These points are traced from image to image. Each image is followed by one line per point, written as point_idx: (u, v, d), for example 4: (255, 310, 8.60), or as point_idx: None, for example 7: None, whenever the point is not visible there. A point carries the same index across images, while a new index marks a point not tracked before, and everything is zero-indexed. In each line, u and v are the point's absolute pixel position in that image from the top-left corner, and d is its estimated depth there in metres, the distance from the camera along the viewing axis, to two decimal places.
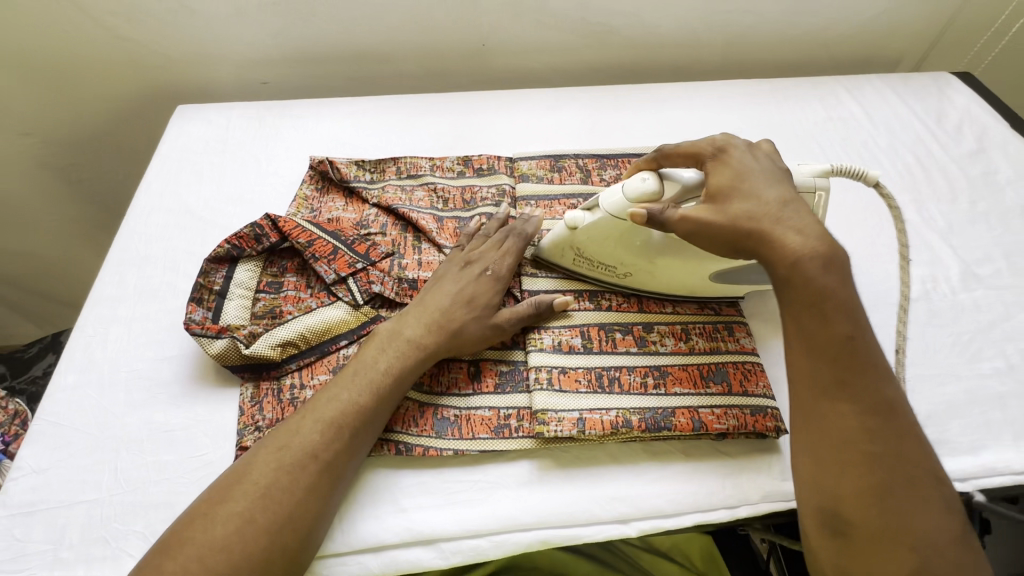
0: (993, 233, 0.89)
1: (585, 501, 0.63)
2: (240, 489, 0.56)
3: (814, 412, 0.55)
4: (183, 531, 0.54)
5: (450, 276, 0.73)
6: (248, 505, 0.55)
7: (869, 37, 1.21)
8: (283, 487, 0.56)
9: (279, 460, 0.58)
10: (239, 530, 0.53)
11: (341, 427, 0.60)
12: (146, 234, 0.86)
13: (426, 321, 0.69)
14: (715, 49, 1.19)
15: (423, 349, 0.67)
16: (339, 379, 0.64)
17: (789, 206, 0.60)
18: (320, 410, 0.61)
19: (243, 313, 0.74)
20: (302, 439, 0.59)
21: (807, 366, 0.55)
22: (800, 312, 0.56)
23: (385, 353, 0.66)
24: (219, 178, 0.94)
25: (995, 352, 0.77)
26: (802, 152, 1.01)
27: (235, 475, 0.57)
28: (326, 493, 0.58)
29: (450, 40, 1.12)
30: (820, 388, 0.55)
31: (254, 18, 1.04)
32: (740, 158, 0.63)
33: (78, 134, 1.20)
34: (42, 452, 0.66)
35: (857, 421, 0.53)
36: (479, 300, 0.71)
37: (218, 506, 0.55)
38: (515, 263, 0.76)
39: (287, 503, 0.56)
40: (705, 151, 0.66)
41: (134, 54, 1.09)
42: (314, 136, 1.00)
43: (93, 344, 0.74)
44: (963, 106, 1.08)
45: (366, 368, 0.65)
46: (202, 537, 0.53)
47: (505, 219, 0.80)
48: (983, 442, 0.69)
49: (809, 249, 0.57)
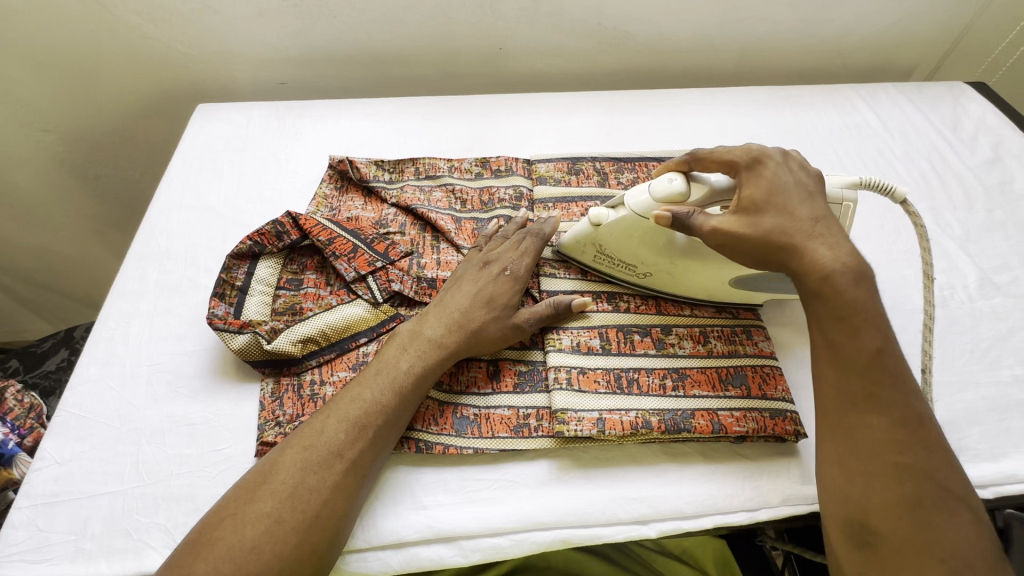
0: (1010, 241, 0.89)
1: (605, 502, 0.63)
2: (266, 490, 0.56)
3: (842, 425, 0.55)
4: (213, 531, 0.54)
5: (469, 276, 0.74)
6: (276, 505, 0.55)
7: (883, 46, 1.22)
8: (310, 486, 0.57)
9: (305, 459, 0.58)
10: (269, 530, 0.54)
11: (365, 426, 0.61)
12: (167, 229, 0.87)
13: (447, 321, 0.69)
14: (729, 56, 1.20)
15: (445, 348, 0.67)
16: (362, 378, 0.64)
17: (825, 223, 0.60)
18: (342, 409, 0.61)
19: (263, 309, 0.74)
20: (326, 439, 0.59)
21: (836, 379, 0.56)
22: (828, 325, 0.57)
23: (407, 353, 0.66)
24: (239, 177, 0.95)
25: (1014, 359, 0.77)
26: (817, 159, 1.01)
27: (262, 475, 0.57)
28: (352, 492, 0.58)
29: (467, 44, 1.13)
30: (847, 400, 0.55)
31: (275, 18, 1.06)
32: (772, 172, 0.62)
33: (97, 132, 1.22)
34: (64, 444, 0.66)
35: (885, 432, 0.53)
36: (498, 300, 0.71)
37: (246, 506, 0.55)
38: (533, 264, 0.75)
39: (315, 503, 0.56)
40: (734, 160, 0.65)
41: (155, 53, 1.11)
42: (333, 136, 1.01)
43: (115, 338, 0.75)
44: (979, 115, 1.08)
45: (388, 367, 0.65)
46: (232, 538, 0.53)
47: (523, 222, 0.81)
48: (1004, 450, 0.69)
49: (840, 266, 0.57)
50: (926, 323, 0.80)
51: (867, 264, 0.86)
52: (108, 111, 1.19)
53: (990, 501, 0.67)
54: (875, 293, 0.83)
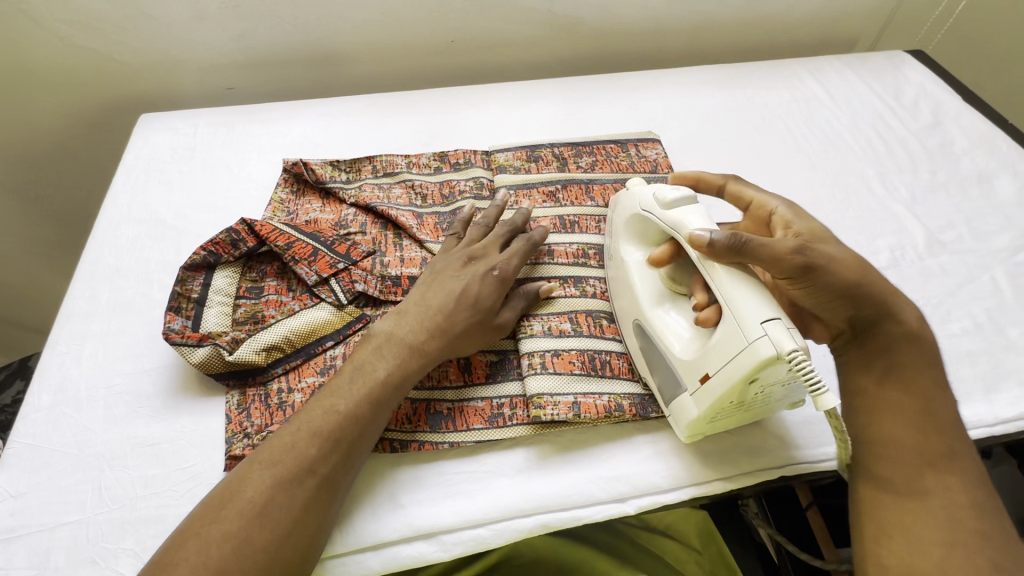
0: (953, 201, 0.94)
1: (583, 483, 0.64)
2: (233, 508, 0.53)
3: (920, 485, 0.55)
4: (174, 553, 0.51)
5: (450, 272, 0.71)
6: (244, 524, 0.52)
7: (826, 20, 1.25)
8: (281, 503, 0.54)
9: (275, 475, 0.56)
10: (235, 551, 0.51)
11: (339, 439, 0.59)
12: (116, 246, 0.83)
13: (427, 324, 0.67)
14: (680, 35, 1.21)
15: (424, 354, 0.65)
16: (335, 388, 0.62)
17: (902, 298, 0.62)
18: (314, 421, 0.59)
19: (223, 320, 0.72)
20: (297, 454, 0.57)
21: (908, 435, 0.57)
22: (876, 382, 0.60)
23: (384, 359, 0.64)
24: (189, 186, 0.92)
25: (962, 312, 0.80)
26: (770, 132, 1.03)
27: (228, 492, 0.55)
28: (325, 507, 0.57)
29: (418, 37, 1.11)
30: (921, 459, 0.56)
31: (217, 21, 1.02)
32: (819, 230, 0.61)
33: (34, 150, 1.16)
34: (19, 476, 0.63)
35: (937, 471, 0.55)
36: (482, 301, 0.68)
37: (209, 527, 0.52)
38: (521, 262, 0.73)
39: (286, 520, 0.54)
40: (771, 215, 0.65)
41: (91, 63, 1.06)
42: (286, 139, 0.99)
43: (67, 361, 0.72)
44: (919, 82, 1.13)
45: (364, 375, 0.63)
46: (195, 560, 0.50)
47: (501, 209, 0.78)
48: (958, 399, 0.72)
49: (913, 334, 0.60)
50: None
51: None
52: (47, 129, 1.14)
53: None
54: None
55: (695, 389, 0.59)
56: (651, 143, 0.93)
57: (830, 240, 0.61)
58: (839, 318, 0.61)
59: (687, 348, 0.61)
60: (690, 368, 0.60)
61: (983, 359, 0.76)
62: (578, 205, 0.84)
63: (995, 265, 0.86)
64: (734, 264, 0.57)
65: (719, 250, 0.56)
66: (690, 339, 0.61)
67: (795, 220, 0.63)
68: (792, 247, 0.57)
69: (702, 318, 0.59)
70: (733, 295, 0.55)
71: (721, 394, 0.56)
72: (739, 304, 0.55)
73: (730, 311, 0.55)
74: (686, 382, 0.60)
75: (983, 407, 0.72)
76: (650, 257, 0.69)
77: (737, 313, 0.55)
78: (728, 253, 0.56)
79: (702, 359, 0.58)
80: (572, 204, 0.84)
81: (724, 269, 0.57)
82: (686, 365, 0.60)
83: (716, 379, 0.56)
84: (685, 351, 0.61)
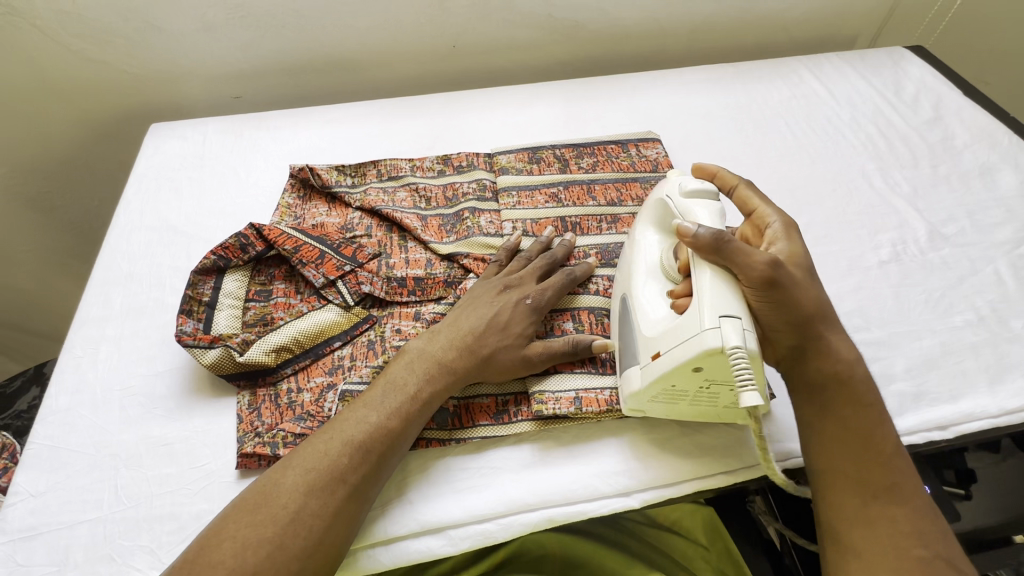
0: (955, 194, 0.94)
1: (588, 477, 0.65)
2: (267, 512, 0.54)
3: (862, 514, 0.55)
4: (209, 555, 0.51)
5: (484, 297, 0.71)
6: (278, 530, 0.53)
7: (826, 17, 1.26)
8: (313, 510, 0.55)
9: (309, 482, 0.56)
10: (269, 557, 0.52)
11: (369, 450, 0.59)
12: (129, 252, 0.85)
13: (457, 342, 0.67)
14: (679, 35, 1.22)
15: (451, 370, 0.65)
16: (368, 400, 0.63)
17: (844, 336, 0.62)
18: (345, 432, 0.60)
19: (233, 322, 0.74)
20: (330, 462, 0.57)
21: (843, 458, 0.57)
22: (815, 413, 0.60)
23: (414, 374, 0.64)
24: (199, 193, 0.94)
25: (965, 305, 0.81)
26: (770, 130, 1.04)
27: (261, 495, 0.55)
28: (353, 518, 0.57)
29: (420, 44, 1.13)
30: (862, 487, 0.56)
31: (223, 32, 1.05)
32: (799, 255, 0.62)
33: (48, 160, 1.18)
34: (38, 476, 0.65)
35: (881, 502, 0.55)
36: (514, 327, 0.69)
37: (246, 530, 0.53)
38: (557, 296, 0.73)
39: (317, 529, 0.54)
40: (766, 228, 0.65)
41: (104, 76, 1.09)
42: (292, 145, 1.01)
43: (83, 365, 0.74)
44: (918, 77, 1.13)
45: (395, 388, 0.63)
46: (231, 563, 0.50)
47: (549, 243, 0.79)
48: (961, 391, 0.72)
49: (850, 365, 0.60)
50: (881, 278, 0.83)
51: (823, 227, 0.89)
52: (61, 140, 1.16)
53: (952, 440, 0.69)
54: (832, 254, 0.86)
55: (646, 364, 0.61)
56: (651, 143, 0.94)
57: (803, 266, 0.61)
58: (787, 340, 0.60)
59: (650, 325, 0.62)
60: (647, 343, 0.61)
61: (986, 351, 0.76)
62: (580, 205, 0.85)
63: (998, 257, 0.86)
64: (716, 261, 0.57)
65: (702, 244, 0.57)
66: (654, 317, 0.62)
67: (782, 238, 0.63)
68: (766, 262, 0.56)
69: (678, 302, 0.61)
70: (707, 290, 0.56)
71: (666, 373, 0.58)
72: (704, 296, 0.55)
73: (698, 297, 0.56)
74: (641, 356, 0.62)
75: (987, 398, 0.72)
76: (663, 243, 0.69)
77: (701, 302, 0.55)
78: (710, 249, 0.57)
79: (659, 337, 0.59)
80: (574, 204, 0.85)
81: (709, 266, 0.57)
82: (645, 339, 0.62)
83: (664, 358, 0.58)
84: (648, 328, 0.62)
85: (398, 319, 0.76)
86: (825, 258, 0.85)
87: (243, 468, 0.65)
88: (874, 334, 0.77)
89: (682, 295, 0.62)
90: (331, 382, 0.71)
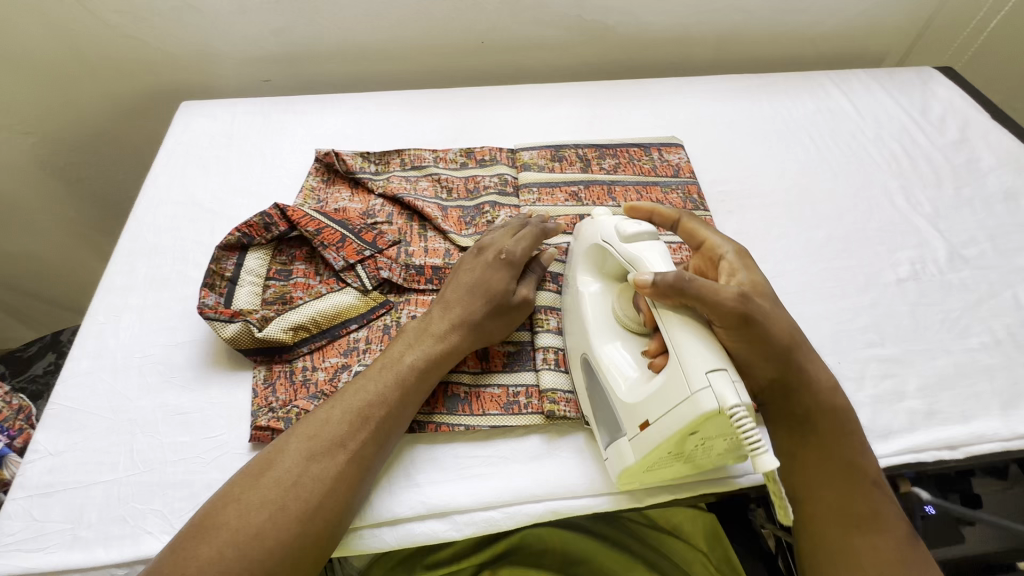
0: (977, 217, 0.93)
1: (594, 473, 0.66)
2: (269, 477, 0.55)
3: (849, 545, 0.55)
4: (218, 515, 0.53)
5: (466, 265, 0.73)
6: (279, 494, 0.54)
7: (856, 35, 1.26)
8: (313, 475, 0.56)
9: (310, 449, 0.57)
10: (272, 518, 0.53)
11: (368, 417, 0.60)
12: (155, 225, 0.87)
13: (451, 315, 0.68)
14: (707, 43, 1.22)
15: (448, 341, 0.67)
16: (367, 371, 0.64)
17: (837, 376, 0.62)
18: (346, 401, 0.61)
19: (254, 299, 0.75)
20: (331, 429, 0.59)
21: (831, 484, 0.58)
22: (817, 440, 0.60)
23: (412, 346, 0.66)
24: (226, 171, 0.95)
25: (982, 328, 0.80)
26: (794, 142, 1.04)
27: (265, 461, 0.56)
28: (355, 483, 0.58)
29: (448, 38, 1.14)
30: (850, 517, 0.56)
31: (258, 15, 1.06)
32: (760, 283, 0.62)
33: (81, 133, 1.21)
34: (57, 436, 0.66)
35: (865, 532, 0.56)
36: (496, 286, 0.70)
37: (251, 492, 0.54)
38: (533, 248, 0.74)
39: (317, 492, 0.55)
40: (720, 258, 0.65)
41: (140, 53, 1.11)
42: (320, 130, 1.02)
43: (106, 331, 0.75)
44: (946, 97, 1.13)
45: (393, 360, 0.65)
46: (237, 522, 0.52)
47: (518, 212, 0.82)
48: (973, 412, 0.72)
49: (832, 405, 0.61)
50: (898, 296, 0.83)
51: (842, 242, 0.89)
52: (92, 112, 1.19)
53: (961, 461, 0.69)
54: (849, 269, 0.86)
55: (635, 435, 0.58)
56: (674, 148, 0.95)
57: (767, 296, 0.62)
58: (766, 374, 0.59)
59: (633, 392, 0.59)
60: (631, 413, 0.58)
61: (1000, 374, 0.76)
62: (600, 204, 0.86)
63: (1017, 282, 0.85)
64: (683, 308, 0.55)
65: (665, 289, 0.55)
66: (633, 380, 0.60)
67: (740, 268, 0.64)
68: (734, 293, 0.56)
69: (655, 362, 0.60)
70: (694, 345, 0.53)
71: (660, 443, 0.55)
72: (684, 353, 0.53)
73: (677, 358, 0.54)
74: (627, 428, 0.59)
75: (999, 421, 0.71)
76: (604, 289, 0.69)
77: (682, 359, 0.53)
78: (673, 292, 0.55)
79: (645, 403, 0.57)
80: (593, 203, 0.86)
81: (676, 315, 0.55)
82: (628, 407, 0.59)
83: (654, 427, 0.55)
84: (631, 395, 0.59)
85: (414, 306, 0.77)
86: (843, 273, 0.85)
87: (256, 441, 0.66)
88: (888, 350, 0.77)
89: (657, 352, 0.61)
90: (346, 362, 0.72)
